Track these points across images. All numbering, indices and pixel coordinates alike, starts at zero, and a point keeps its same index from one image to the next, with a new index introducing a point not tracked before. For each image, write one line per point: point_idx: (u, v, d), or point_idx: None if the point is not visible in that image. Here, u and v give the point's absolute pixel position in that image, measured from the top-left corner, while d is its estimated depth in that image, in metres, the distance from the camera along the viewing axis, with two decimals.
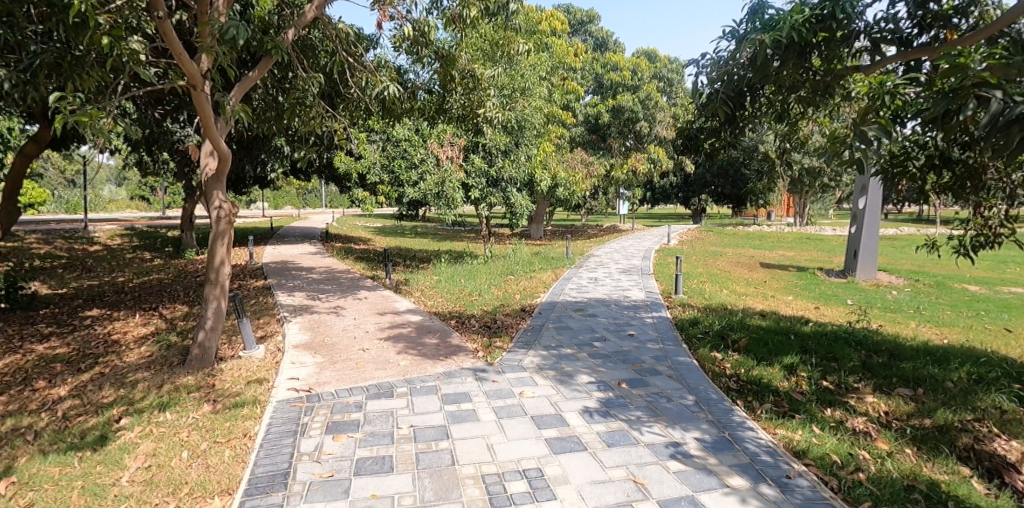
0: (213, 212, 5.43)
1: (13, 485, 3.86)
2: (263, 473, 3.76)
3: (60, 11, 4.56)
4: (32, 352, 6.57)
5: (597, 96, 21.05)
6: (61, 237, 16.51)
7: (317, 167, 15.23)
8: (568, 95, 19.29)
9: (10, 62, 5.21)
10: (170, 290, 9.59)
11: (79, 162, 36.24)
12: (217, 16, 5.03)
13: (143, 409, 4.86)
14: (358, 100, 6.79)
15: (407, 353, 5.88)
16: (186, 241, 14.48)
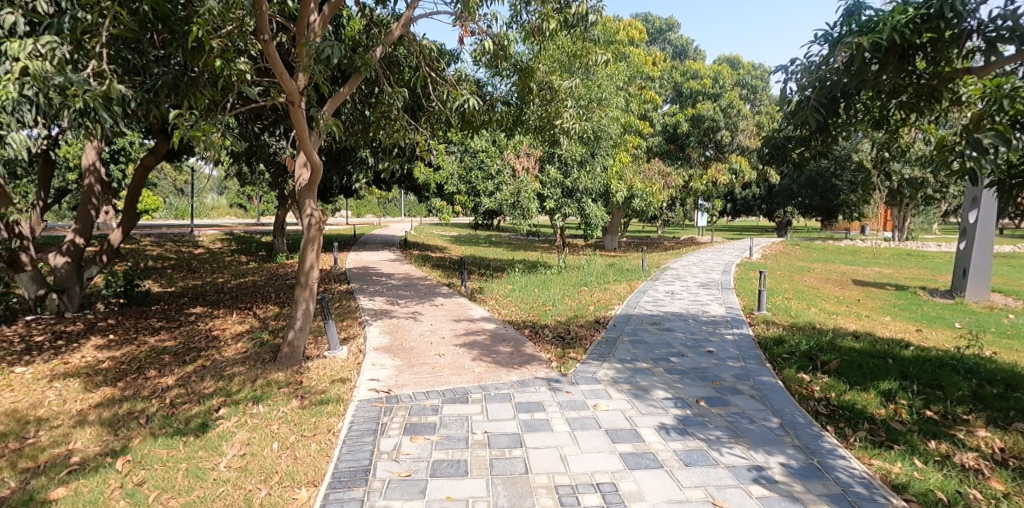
0: (304, 219, 5.79)
1: (129, 463, 4.31)
2: (346, 468, 3.96)
3: (181, 36, 5.05)
4: (145, 344, 7.25)
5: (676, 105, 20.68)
6: (172, 240, 18.22)
7: (398, 178, 15.90)
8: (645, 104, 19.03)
9: (138, 84, 5.81)
10: (263, 292, 10.31)
11: (190, 172, 40.00)
12: (313, 37, 5.39)
13: (239, 401, 5.24)
14: (439, 114, 6.99)
15: (481, 360, 5.97)
16: (278, 246, 15.53)
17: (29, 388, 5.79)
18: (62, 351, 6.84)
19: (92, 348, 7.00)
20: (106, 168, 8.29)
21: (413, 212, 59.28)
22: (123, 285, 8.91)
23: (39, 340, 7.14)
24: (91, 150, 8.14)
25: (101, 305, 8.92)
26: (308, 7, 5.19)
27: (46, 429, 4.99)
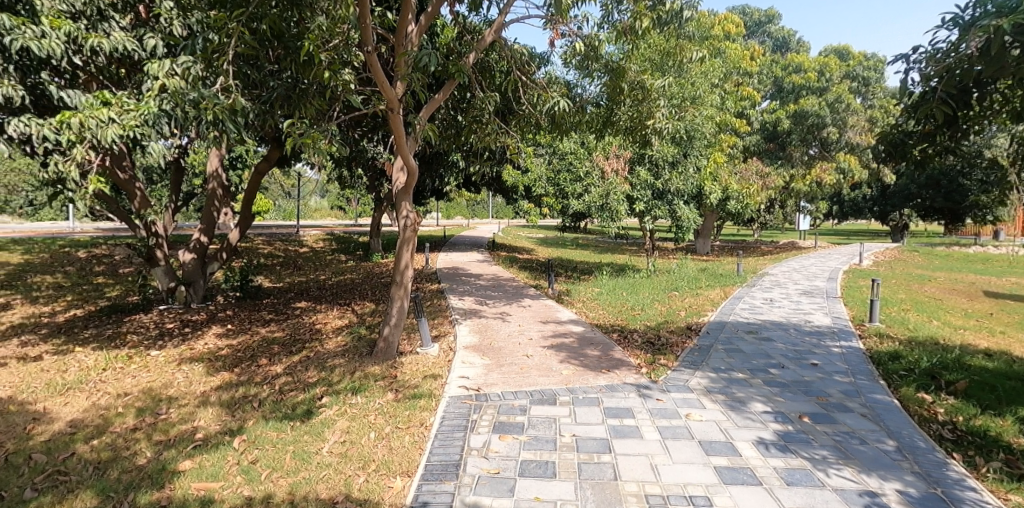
0: (400, 221, 6.07)
1: (244, 442, 4.75)
2: (438, 462, 4.12)
3: (294, 52, 5.48)
4: (258, 334, 7.94)
5: (775, 101, 19.50)
6: (282, 239, 19.85)
7: (487, 181, 16.28)
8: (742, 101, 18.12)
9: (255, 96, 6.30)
10: (360, 289, 10.93)
11: (297, 177, 43.43)
12: (411, 46, 5.63)
13: (340, 391, 5.60)
14: (529, 117, 7.06)
15: (569, 362, 5.96)
16: (374, 246, 16.44)
17: (163, 370, 6.53)
18: (189, 338, 7.66)
19: (214, 336, 7.78)
20: (227, 173, 9.00)
21: (497, 213, 60.21)
22: (239, 280, 9.79)
23: (171, 327, 8.04)
24: (214, 158, 8.87)
25: (220, 297, 9.88)
26: (406, 18, 5.43)
27: (176, 406, 5.60)
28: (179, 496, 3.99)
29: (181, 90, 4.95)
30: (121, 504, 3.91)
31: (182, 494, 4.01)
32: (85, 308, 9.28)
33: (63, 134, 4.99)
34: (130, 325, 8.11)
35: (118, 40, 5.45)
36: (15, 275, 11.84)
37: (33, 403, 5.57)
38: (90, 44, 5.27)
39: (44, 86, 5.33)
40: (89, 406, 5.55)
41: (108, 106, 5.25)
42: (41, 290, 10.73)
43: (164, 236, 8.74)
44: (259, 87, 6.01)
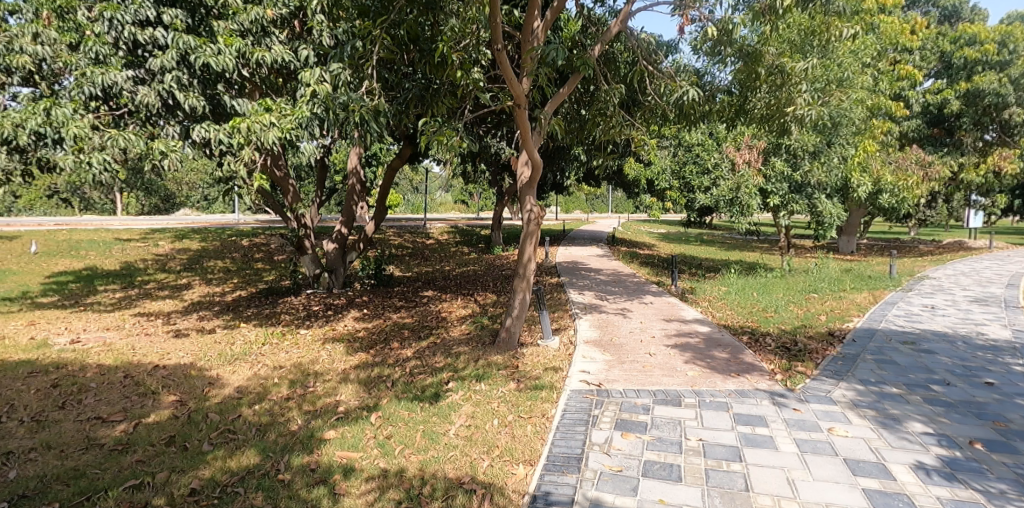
0: (525, 215, 6.19)
1: (380, 418, 5.16)
2: (560, 454, 4.17)
3: (428, 53, 5.79)
4: (390, 319, 8.54)
5: (941, 80, 17.10)
6: (411, 232, 21.23)
7: (607, 175, 16.10)
8: (899, 82, 16.12)
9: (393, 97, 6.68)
10: (482, 281, 11.34)
11: (423, 172, 46.07)
12: (537, 41, 5.68)
13: (465, 377, 5.88)
14: (655, 107, 6.83)
15: (695, 363, 5.74)
16: (496, 239, 17.01)
17: (310, 347, 7.28)
18: (331, 320, 8.46)
19: (352, 319, 8.50)
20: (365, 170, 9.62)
21: (609, 206, 59.15)
22: (373, 268, 10.59)
23: (316, 309, 8.93)
24: (353, 157, 9.51)
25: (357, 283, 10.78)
26: (532, 14, 5.49)
27: (321, 381, 6.20)
28: (325, 461, 4.43)
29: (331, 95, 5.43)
30: (278, 464, 4.43)
31: (328, 460, 4.44)
32: (248, 290, 10.61)
33: (234, 138, 5.72)
34: (283, 306, 9.14)
35: (278, 53, 6.11)
36: (196, 259, 13.89)
37: (209, 369, 6.48)
38: (255, 57, 5.94)
39: (220, 96, 6.11)
40: (251, 375, 6.33)
41: (269, 111, 5.98)
42: (215, 272, 12.47)
43: (311, 228, 9.64)
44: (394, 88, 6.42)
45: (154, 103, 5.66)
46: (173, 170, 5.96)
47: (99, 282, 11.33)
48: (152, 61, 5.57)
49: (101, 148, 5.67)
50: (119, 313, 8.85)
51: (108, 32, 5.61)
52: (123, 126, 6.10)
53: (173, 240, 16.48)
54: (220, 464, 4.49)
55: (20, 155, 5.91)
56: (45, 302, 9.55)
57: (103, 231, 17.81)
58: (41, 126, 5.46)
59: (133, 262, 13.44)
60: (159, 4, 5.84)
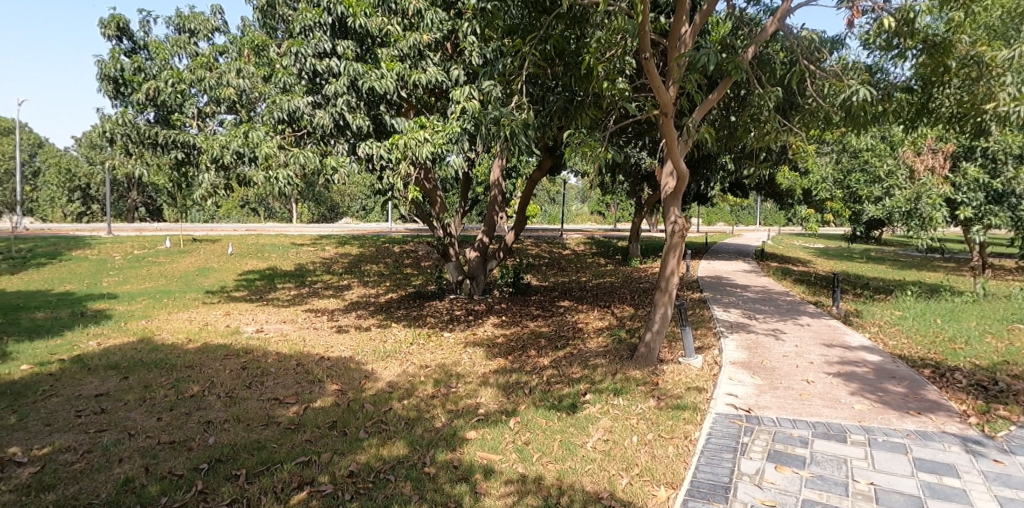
0: (668, 226, 6.21)
1: (519, 423, 5.35)
2: (705, 480, 3.99)
3: (574, 67, 6.06)
4: (527, 326, 8.78)
5: None
6: (548, 242, 21.66)
7: (757, 185, 15.08)
8: None
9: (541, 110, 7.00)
10: (619, 293, 11.16)
11: (560, 183, 46.76)
12: (685, 47, 5.56)
13: (602, 390, 5.93)
14: (816, 110, 6.42)
15: (863, 396, 5.19)
16: (633, 251, 16.75)
17: (453, 349, 7.75)
18: (472, 324, 8.92)
19: (492, 325, 8.90)
20: (506, 182, 9.84)
21: (751, 215, 54.89)
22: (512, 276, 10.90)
23: (459, 314, 9.50)
24: (497, 169, 9.74)
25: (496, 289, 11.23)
26: (680, 18, 5.29)
27: (463, 383, 6.59)
28: (467, 460, 4.68)
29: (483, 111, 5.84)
30: (425, 457, 4.77)
31: (470, 459, 4.69)
32: (398, 292, 11.57)
33: (393, 153, 6.43)
34: (429, 309, 9.83)
35: (432, 73, 6.60)
36: (354, 263, 15.47)
37: (365, 363, 7.17)
38: (412, 79, 6.56)
39: (381, 116, 6.78)
40: (401, 372, 6.89)
41: (423, 128, 6.57)
42: (370, 276, 13.79)
43: (456, 236, 10.18)
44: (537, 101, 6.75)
45: (327, 125, 6.40)
46: (341, 183, 6.68)
47: (279, 280, 13.11)
48: (327, 87, 6.31)
49: (285, 164, 6.51)
50: (293, 308, 10.16)
51: (294, 64, 6.46)
52: (302, 145, 6.93)
53: (336, 245, 18.54)
54: (374, 451, 4.95)
55: (225, 173, 6.97)
56: (238, 296, 11.28)
57: (283, 237, 20.58)
58: (242, 147, 6.46)
59: (305, 264, 15.35)
60: (333, 36, 6.64)
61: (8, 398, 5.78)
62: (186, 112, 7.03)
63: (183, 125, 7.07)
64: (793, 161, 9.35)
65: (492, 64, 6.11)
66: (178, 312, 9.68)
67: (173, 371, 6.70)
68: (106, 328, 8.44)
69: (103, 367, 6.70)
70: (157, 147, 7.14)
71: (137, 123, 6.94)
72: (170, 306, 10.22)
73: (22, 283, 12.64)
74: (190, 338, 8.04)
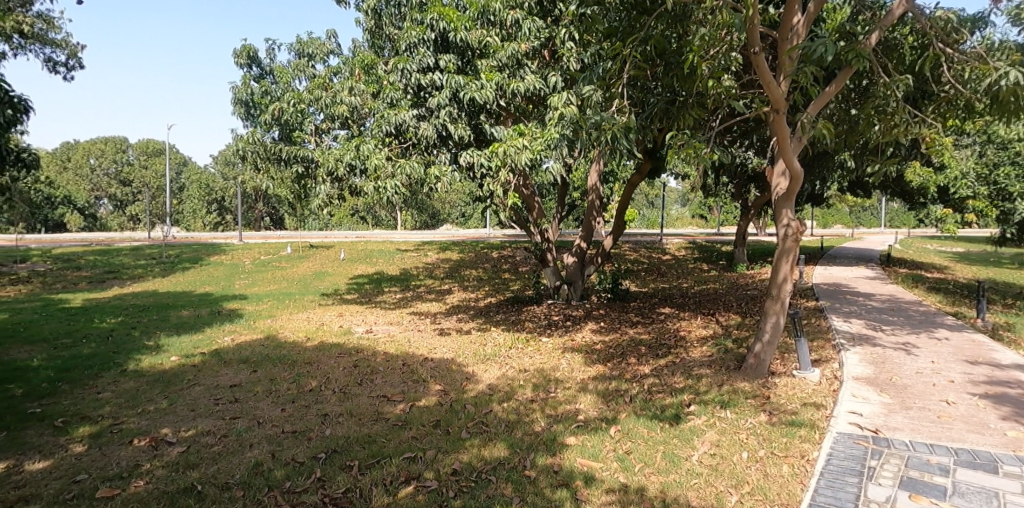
0: (780, 229, 5.79)
1: (620, 432, 5.23)
2: (826, 503, 3.64)
3: (676, 66, 5.91)
4: (626, 333, 8.59)
5: None
6: (646, 246, 21.12)
7: (882, 183, 13.71)
8: None
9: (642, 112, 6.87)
10: (724, 301, 10.59)
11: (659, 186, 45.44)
12: (798, 38, 5.25)
13: (708, 401, 5.70)
14: (955, 97, 5.75)
15: (1019, 422, 4.54)
16: (738, 256, 15.89)
17: (551, 354, 7.76)
18: (570, 329, 8.89)
19: (590, 330, 8.83)
20: (604, 186, 9.71)
21: (873, 216, 49.95)
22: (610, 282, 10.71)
23: (557, 319, 9.53)
24: (594, 173, 9.66)
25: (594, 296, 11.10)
26: (791, 9, 5.06)
27: (562, 388, 6.58)
28: (568, 466, 4.63)
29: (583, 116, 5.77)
30: (525, 460, 4.79)
31: (570, 465, 4.64)
32: (496, 297, 11.83)
33: (492, 161, 6.62)
34: (527, 314, 9.95)
35: (530, 81, 6.72)
36: (455, 268, 16.05)
37: (466, 365, 7.37)
38: (511, 87, 6.68)
39: (481, 125, 7.00)
40: (501, 375, 7.00)
41: (522, 135, 6.79)
42: (469, 280, 14.23)
43: (553, 241, 10.18)
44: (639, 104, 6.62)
45: (431, 136, 6.72)
46: (443, 191, 6.97)
47: (386, 284, 13.89)
48: (430, 100, 6.61)
49: (392, 175, 6.86)
50: (399, 310, 10.72)
51: (400, 79, 6.83)
52: (408, 156, 7.30)
53: (437, 251, 19.35)
54: (476, 451, 5.05)
55: (339, 184, 7.50)
56: (350, 298, 12.10)
57: (389, 243, 21.78)
58: (354, 159, 6.91)
59: (409, 269, 16.17)
60: (436, 51, 6.94)
61: (161, 385, 6.58)
62: (305, 130, 7.70)
63: (303, 141, 7.72)
64: (926, 156, 8.43)
65: (593, 69, 6.13)
66: (298, 312, 10.55)
67: (294, 366, 7.29)
68: (239, 325, 9.39)
69: (237, 361, 7.44)
70: (281, 162, 7.84)
71: (264, 141, 7.62)
72: (292, 306, 11.17)
73: (172, 285, 14.44)
74: (309, 336, 8.72)
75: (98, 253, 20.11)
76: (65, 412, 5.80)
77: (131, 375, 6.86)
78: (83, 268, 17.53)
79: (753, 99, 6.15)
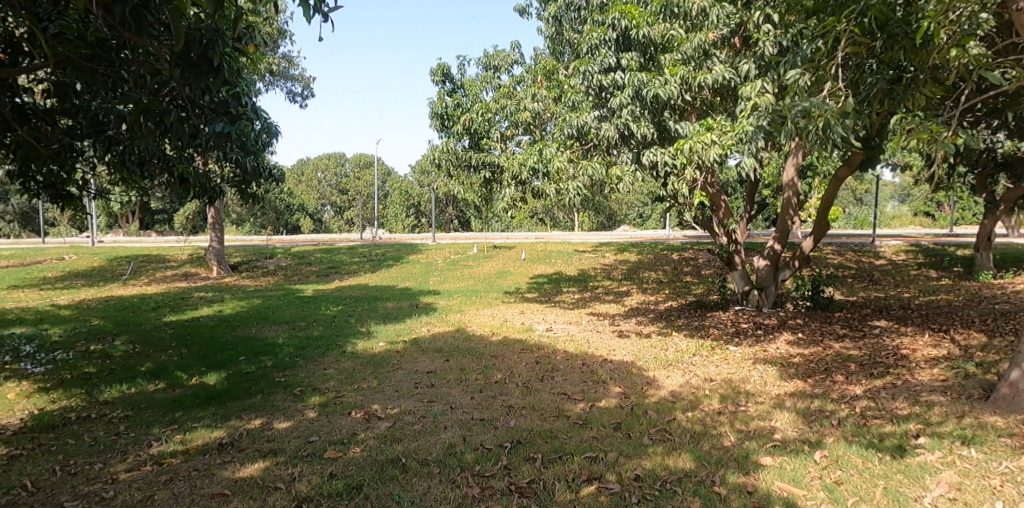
0: None
1: (826, 458, 4.59)
2: None
3: (902, 37, 5.05)
4: (831, 348, 7.58)
5: None
6: (853, 249, 18.46)
7: None
8: None
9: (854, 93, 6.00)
10: (963, 316, 8.78)
11: (870, 182, 39.30)
12: None
13: (944, 435, 4.74)
14: None
15: None
16: (982, 262, 13.05)
17: (740, 365, 7.21)
18: (762, 340, 8.17)
19: (785, 342, 7.99)
20: (802, 181, 9.06)
21: None
22: (810, 289, 9.72)
23: (746, 328, 8.82)
24: (791, 168, 9.04)
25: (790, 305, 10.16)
26: None
27: (754, 402, 6.01)
28: (763, 488, 4.18)
29: (788, 104, 5.31)
30: (713, 475, 4.43)
31: (766, 488, 4.18)
32: (678, 301, 11.37)
33: (678, 159, 6.53)
34: (711, 320, 9.41)
35: (719, 72, 6.51)
36: (633, 271, 15.83)
37: (647, 369, 7.17)
38: (698, 81, 6.56)
39: (665, 122, 6.86)
40: (684, 383, 6.66)
41: (710, 130, 6.50)
42: (649, 283, 13.91)
43: (741, 244, 9.82)
44: (858, 85, 5.82)
45: (613, 136, 6.75)
46: (625, 191, 6.98)
47: (564, 285, 14.23)
48: (612, 100, 6.63)
49: (574, 176, 7.09)
50: (578, 311, 10.90)
51: (582, 82, 7.01)
52: (589, 157, 7.51)
53: (615, 253, 19.26)
54: (659, 459, 4.80)
55: (522, 187, 7.99)
56: (530, 297, 12.63)
57: (566, 244, 22.31)
58: (537, 163, 7.26)
59: (586, 270, 16.35)
60: (618, 50, 7.03)
61: (372, 366, 7.50)
62: (492, 137, 8.39)
63: (490, 148, 8.43)
64: None
65: (798, 50, 5.71)
66: (485, 308, 11.33)
67: (482, 358, 7.78)
68: (434, 318, 10.36)
69: (432, 350, 8.20)
70: (471, 169, 8.70)
71: (456, 150, 8.49)
72: (480, 302, 12.02)
73: (379, 280, 16.56)
74: (494, 331, 9.28)
75: (325, 252, 23.98)
76: (302, 382, 6.91)
77: (350, 356, 7.95)
78: (314, 263, 21.03)
79: (1013, 68, 4.99)
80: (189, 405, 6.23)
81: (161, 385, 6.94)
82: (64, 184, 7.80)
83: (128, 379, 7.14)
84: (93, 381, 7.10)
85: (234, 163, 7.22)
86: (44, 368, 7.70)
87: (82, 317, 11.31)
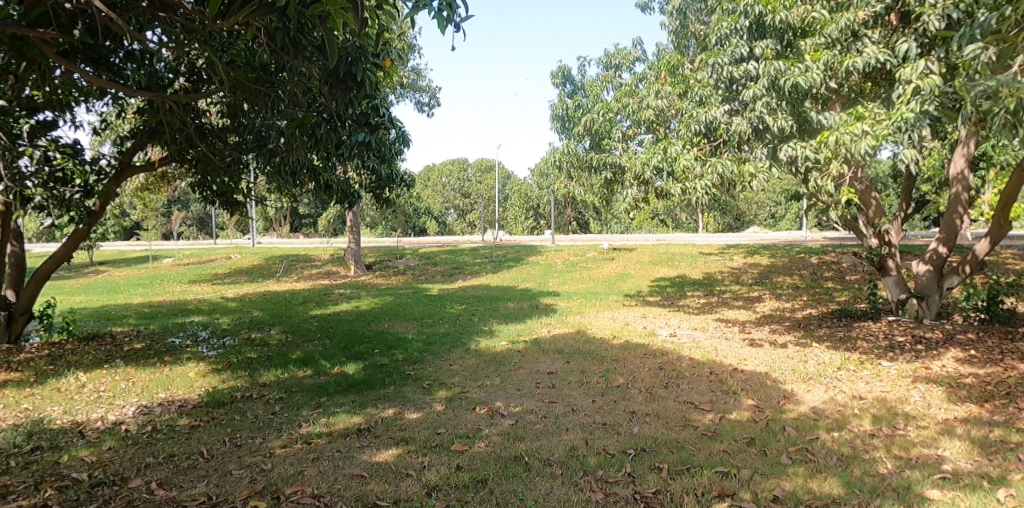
0: None
1: (1013, 497, 3.92)
2: None
3: None
4: (1015, 369, 6.45)
5: None
6: None
7: None
8: None
9: None
10: None
11: None
12: None
13: None
14: None
15: None
16: None
17: (896, 383, 6.41)
18: (923, 356, 7.21)
19: (953, 360, 6.96)
20: (975, 174, 7.92)
21: None
22: (985, 300, 8.42)
23: (902, 342, 7.81)
24: (960, 159, 7.96)
25: (959, 317, 8.88)
26: None
27: (915, 426, 5.30)
28: None
29: (968, 85, 4.58)
30: (869, 505, 3.95)
31: None
32: (818, 309, 10.41)
33: (821, 152, 5.88)
34: (859, 332, 8.49)
35: (871, 54, 5.84)
36: (765, 275, 14.77)
37: (784, 382, 6.63)
38: (845, 65, 5.88)
39: (807, 113, 6.30)
40: (828, 399, 6.07)
41: (860, 119, 5.85)
42: (784, 289, 12.87)
43: (896, 246, 8.90)
44: None
45: (745, 131, 6.33)
46: (760, 189, 6.56)
47: (688, 288, 13.66)
48: (744, 92, 6.22)
49: (701, 175, 6.81)
50: (704, 316, 10.39)
51: (711, 75, 6.71)
52: (718, 154, 7.17)
53: (744, 255, 18.11)
54: (801, 481, 4.37)
55: (644, 187, 7.99)
56: (653, 301, 12.28)
57: (691, 246, 21.46)
58: (661, 162, 7.24)
59: (712, 274, 15.54)
60: (751, 38, 6.59)
61: (495, 365, 7.73)
62: (613, 137, 8.51)
63: (611, 148, 8.54)
64: None
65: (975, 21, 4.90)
66: (605, 311, 11.21)
67: (603, 361, 7.70)
68: (554, 319, 10.46)
69: (553, 350, 8.27)
70: (592, 170, 8.83)
71: (577, 152, 8.69)
72: (600, 305, 11.94)
73: (500, 280, 17.11)
74: (615, 335, 9.13)
75: (448, 253, 25.32)
76: (430, 377, 7.31)
77: (473, 354, 8.27)
78: (439, 264, 22.26)
79: None
80: (332, 392, 6.85)
81: (308, 372, 7.71)
82: (232, 194, 8.91)
83: (282, 365, 8.02)
84: (254, 365, 8.08)
85: (370, 170, 7.84)
86: (216, 352, 8.91)
87: (246, 309, 12.98)
